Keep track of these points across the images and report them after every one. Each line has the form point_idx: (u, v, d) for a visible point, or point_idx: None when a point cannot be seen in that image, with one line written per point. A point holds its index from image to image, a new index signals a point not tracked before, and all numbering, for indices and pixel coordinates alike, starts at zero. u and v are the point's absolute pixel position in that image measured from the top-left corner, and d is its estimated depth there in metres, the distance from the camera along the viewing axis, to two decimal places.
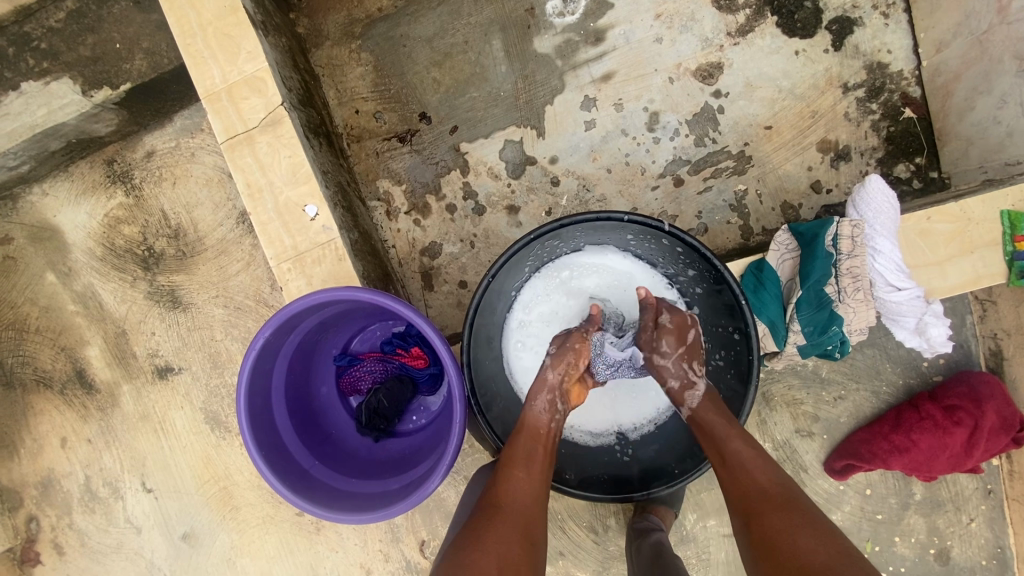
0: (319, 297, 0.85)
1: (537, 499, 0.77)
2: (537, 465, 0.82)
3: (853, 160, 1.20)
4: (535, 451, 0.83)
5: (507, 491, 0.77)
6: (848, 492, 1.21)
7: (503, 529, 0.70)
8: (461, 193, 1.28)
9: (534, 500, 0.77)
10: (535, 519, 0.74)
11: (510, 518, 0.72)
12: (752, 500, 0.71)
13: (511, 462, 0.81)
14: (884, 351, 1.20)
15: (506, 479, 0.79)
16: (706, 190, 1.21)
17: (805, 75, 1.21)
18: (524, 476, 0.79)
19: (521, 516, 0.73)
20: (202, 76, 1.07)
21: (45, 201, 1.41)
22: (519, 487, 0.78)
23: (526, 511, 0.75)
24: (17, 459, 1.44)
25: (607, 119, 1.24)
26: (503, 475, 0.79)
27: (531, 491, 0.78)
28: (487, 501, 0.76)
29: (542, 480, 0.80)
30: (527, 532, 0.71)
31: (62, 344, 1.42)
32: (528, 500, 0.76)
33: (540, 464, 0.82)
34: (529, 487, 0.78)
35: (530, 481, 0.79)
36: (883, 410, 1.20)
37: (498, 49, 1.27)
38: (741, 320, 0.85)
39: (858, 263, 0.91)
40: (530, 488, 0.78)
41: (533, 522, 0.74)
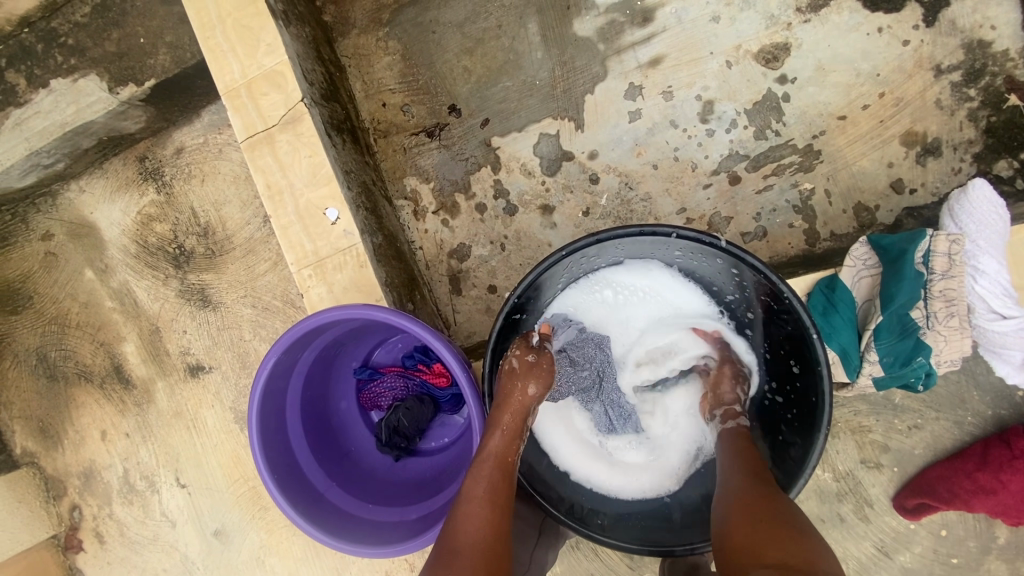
0: (335, 314, 0.80)
1: (501, 536, 0.68)
2: (483, 481, 0.72)
3: (943, 155, 1.03)
4: (496, 482, 0.72)
5: (465, 530, 0.68)
6: (920, 532, 1.08)
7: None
8: (492, 192, 1.19)
9: (495, 538, 0.68)
10: (494, 562, 0.65)
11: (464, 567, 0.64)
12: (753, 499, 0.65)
13: (469, 497, 0.71)
14: (972, 377, 1.05)
15: (462, 517, 0.69)
16: (766, 189, 1.08)
17: (889, 55, 1.04)
18: (480, 505, 0.70)
19: (481, 559, 0.65)
20: (221, 72, 1.02)
21: (82, 198, 1.42)
22: (477, 526, 0.68)
23: (487, 553, 0.66)
24: (60, 449, 1.47)
25: (654, 109, 1.12)
26: (458, 512, 0.70)
27: (492, 528, 0.68)
28: (443, 544, 0.68)
29: (505, 513, 0.70)
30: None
31: (100, 339, 1.44)
32: (486, 538, 0.67)
33: (500, 495, 0.71)
34: (487, 523, 0.68)
35: (490, 517, 0.69)
36: (966, 443, 1.05)
37: (534, 34, 1.16)
38: (809, 356, 0.73)
39: (954, 285, 0.77)
40: (488, 525, 0.68)
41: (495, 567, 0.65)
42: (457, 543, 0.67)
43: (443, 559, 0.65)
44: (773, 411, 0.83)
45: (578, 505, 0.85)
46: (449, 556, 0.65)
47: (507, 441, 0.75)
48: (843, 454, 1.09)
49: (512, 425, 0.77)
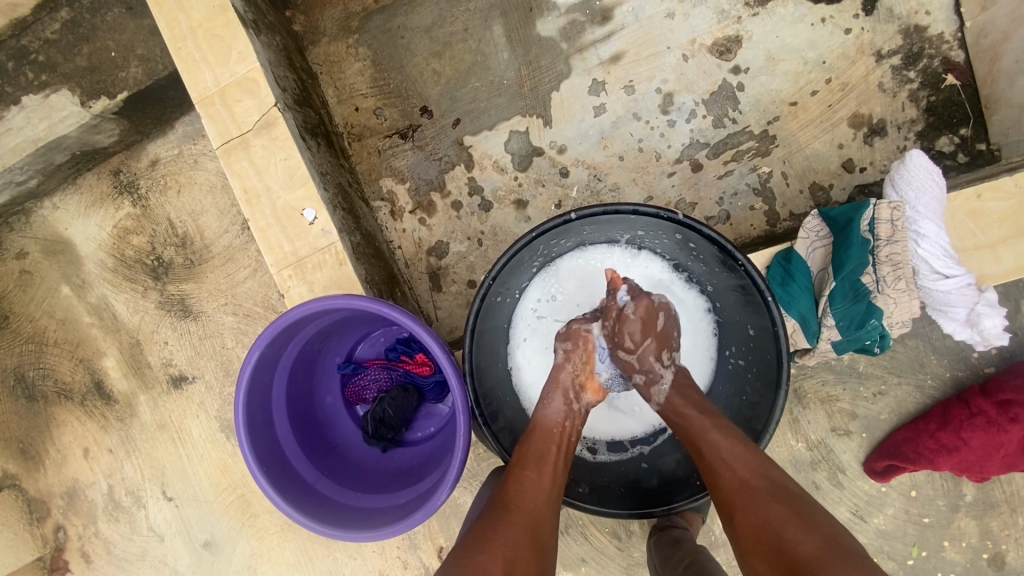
0: (315, 306, 0.82)
1: (552, 500, 0.75)
2: (550, 464, 0.79)
3: (889, 135, 1.10)
4: (549, 451, 0.80)
5: (519, 491, 0.75)
6: (891, 494, 1.13)
7: (511, 531, 0.69)
8: (466, 189, 1.23)
9: (546, 502, 0.75)
10: (544, 523, 0.72)
11: (517, 520, 0.71)
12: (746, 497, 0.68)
13: (523, 462, 0.79)
14: (930, 343, 1.11)
15: (516, 479, 0.76)
16: (727, 174, 1.13)
17: (833, 44, 1.11)
18: (537, 476, 0.77)
19: (532, 517, 0.72)
20: (194, 81, 1.04)
21: (56, 214, 1.42)
22: (532, 487, 0.75)
23: (539, 512, 0.73)
24: (42, 470, 1.45)
25: (617, 103, 1.17)
26: (515, 474, 0.77)
27: (545, 492, 0.75)
28: (499, 499, 0.75)
29: (558, 484, 0.77)
30: (537, 539, 0.70)
31: (80, 356, 1.43)
32: (542, 501, 0.75)
33: (554, 464, 0.79)
34: (544, 490, 0.76)
35: (543, 482, 0.76)
36: (928, 406, 1.11)
37: (499, 35, 1.21)
38: (767, 317, 0.78)
39: (899, 249, 0.83)
40: (543, 488, 0.76)
41: (543, 524, 0.72)
42: (512, 501, 0.74)
43: (498, 513, 0.72)
44: (736, 375, 0.87)
45: None
46: (503, 511, 0.72)
47: (562, 414, 0.85)
48: (815, 424, 1.13)
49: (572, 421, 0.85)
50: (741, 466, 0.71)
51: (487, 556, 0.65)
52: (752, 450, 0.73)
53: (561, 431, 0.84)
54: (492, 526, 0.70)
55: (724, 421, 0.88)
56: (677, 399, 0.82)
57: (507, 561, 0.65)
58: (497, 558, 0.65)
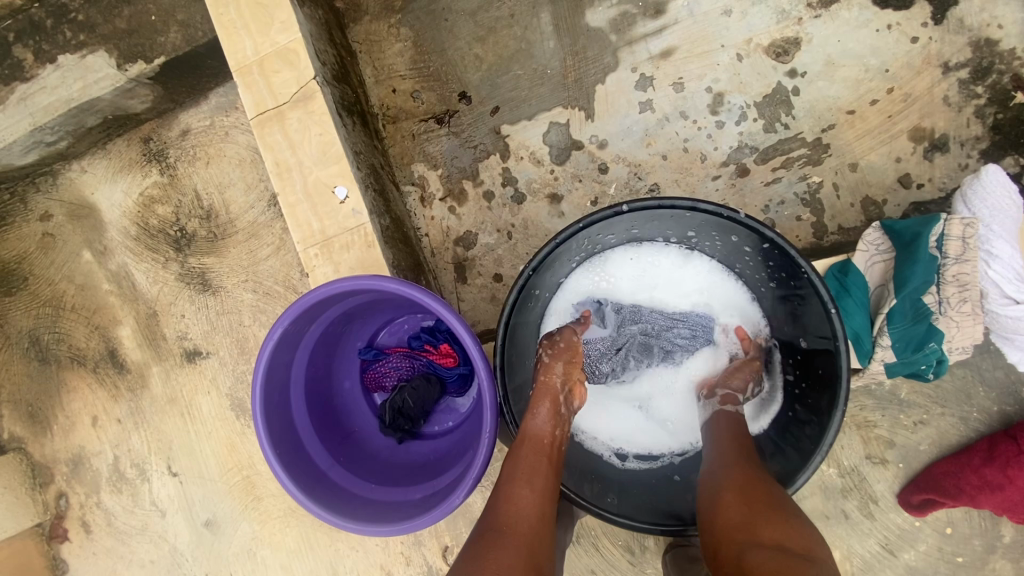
0: (344, 285, 0.79)
1: (545, 519, 0.70)
2: (543, 477, 0.73)
3: (950, 151, 1.04)
4: (539, 465, 0.74)
5: (509, 512, 0.69)
6: (925, 529, 1.07)
7: (504, 558, 0.63)
8: (500, 179, 1.19)
9: (539, 520, 0.69)
10: (538, 545, 0.67)
11: (510, 545, 0.65)
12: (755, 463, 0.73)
13: (513, 478, 0.72)
14: (978, 373, 1.05)
15: (507, 497, 0.70)
16: (774, 181, 1.08)
17: (898, 52, 1.06)
18: (528, 491, 0.71)
19: (525, 540, 0.66)
20: (234, 49, 1.02)
21: (83, 178, 1.40)
22: (523, 507, 0.69)
23: (533, 534, 0.67)
24: (50, 435, 1.44)
25: (664, 100, 1.12)
26: (505, 492, 0.71)
27: (537, 511, 0.70)
28: (488, 521, 0.68)
29: (550, 498, 0.71)
30: (534, 562, 0.64)
31: (96, 323, 1.41)
32: (534, 517, 0.69)
33: (545, 476, 0.73)
34: (535, 505, 0.70)
35: (534, 500, 0.70)
36: (972, 440, 1.05)
37: (546, 23, 1.17)
38: (828, 330, 0.73)
39: (968, 269, 0.77)
40: (534, 507, 0.70)
41: (538, 546, 0.67)
42: (504, 522, 0.68)
43: (489, 536, 0.66)
44: (785, 390, 0.83)
45: (588, 483, 0.83)
46: (493, 535, 0.66)
47: (548, 424, 0.77)
48: (848, 449, 1.08)
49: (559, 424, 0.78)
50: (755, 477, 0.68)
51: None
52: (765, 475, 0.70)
53: (552, 441, 0.76)
54: (482, 553, 0.64)
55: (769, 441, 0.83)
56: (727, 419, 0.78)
57: None
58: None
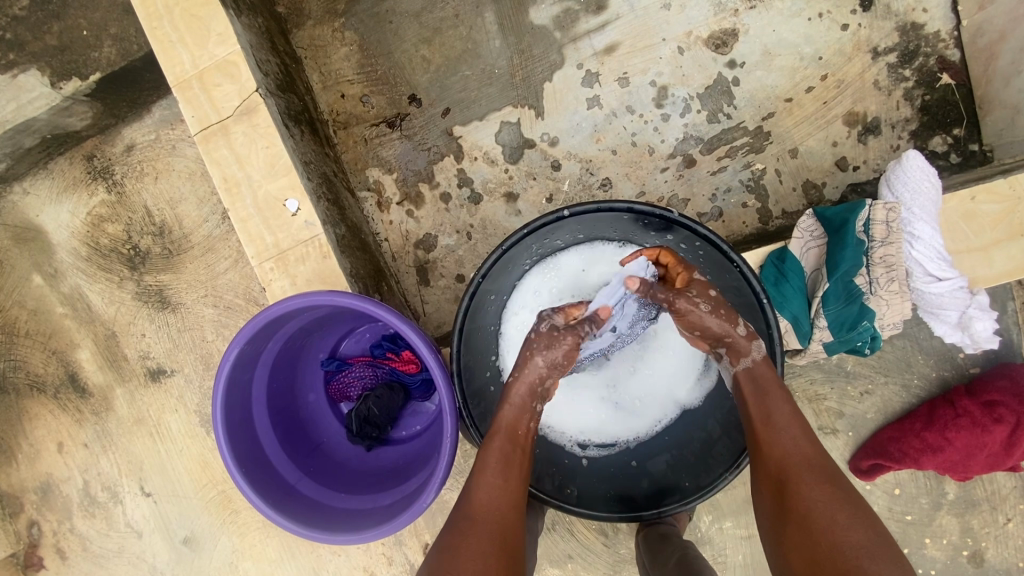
0: (298, 302, 0.80)
1: (516, 505, 0.73)
2: (514, 467, 0.75)
3: (883, 133, 1.09)
4: (511, 454, 0.76)
5: (482, 501, 0.72)
6: (875, 491, 1.13)
7: (476, 546, 0.67)
8: (455, 180, 1.20)
9: (511, 507, 0.72)
10: (509, 532, 0.70)
11: (481, 533, 0.68)
12: (795, 470, 0.67)
13: (485, 468, 0.75)
14: (917, 343, 1.11)
15: (478, 486, 0.73)
16: (720, 170, 1.11)
17: (830, 40, 1.10)
18: (496, 479, 0.73)
19: (498, 529, 0.70)
20: (171, 63, 1.00)
21: (27, 200, 1.36)
22: (495, 495, 0.73)
23: (505, 520, 0.71)
24: (15, 464, 1.39)
25: (611, 95, 1.14)
26: (476, 484, 0.73)
27: (509, 498, 0.73)
28: (461, 510, 0.72)
29: (521, 485, 0.74)
30: (503, 549, 0.67)
31: (53, 347, 1.37)
32: (505, 507, 0.72)
33: (517, 466, 0.76)
34: (505, 494, 0.73)
35: (506, 489, 0.73)
36: (914, 405, 1.12)
37: (491, 22, 1.17)
38: (762, 320, 0.78)
39: (893, 251, 0.84)
40: (506, 495, 0.73)
41: (510, 533, 0.70)
42: (475, 511, 0.71)
43: (461, 525, 0.70)
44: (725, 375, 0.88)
45: (548, 478, 0.89)
46: (466, 523, 0.70)
47: (520, 412, 0.79)
48: None
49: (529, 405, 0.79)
50: (797, 429, 0.70)
51: None
52: (802, 422, 0.71)
53: (524, 430, 0.78)
54: (455, 543, 0.67)
55: (715, 426, 0.87)
56: (764, 370, 0.75)
57: None
58: None
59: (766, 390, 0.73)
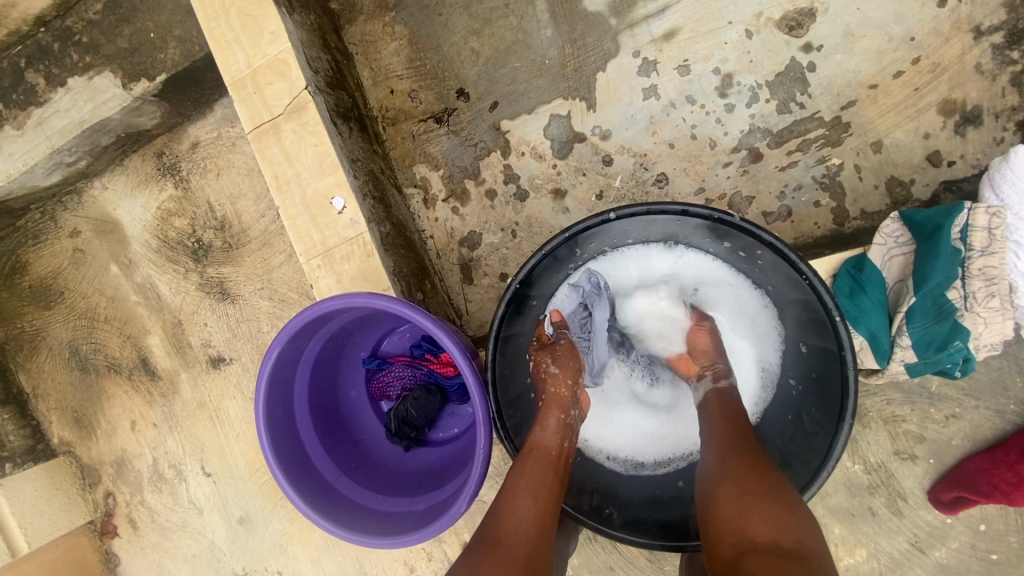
0: (338, 303, 0.79)
1: (545, 533, 0.68)
2: (545, 490, 0.72)
3: (986, 124, 0.95)
4: (544, 476, 0.73)
5: (510, 521, 0.68)
6: (959, 527, 1.01)
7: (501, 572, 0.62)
8: (502, 176, 1.16)
9: (539, 533, 0.68)
10: (537, 557, 0.66)
11: (508, 558, 0.64)
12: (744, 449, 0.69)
13: (515, 486, 0.71)
14: (1019, 363, 0.98)
15: (507, 507, 0.69)
16: (790, 165, 1.01)
17: (925, 17, 0.97)
18: (524, 499, 0.70)
19: (523, 553, 0.65)
20: (227, 62, 1.02)
21: (105, 195, 1.45)
22: (523, 520, 0.68)
23: (531, 547, 0.66)
24: (95, 439, 1.50)
25: (669, 85, 1.07)
26: (505, 504, 0.70)
27: (537, 523, 0.69)
28: (486, 531, 0.68)
29: (552, 510, 0.71)
30: None
31: (127, 332, 1.46)
32: (533, 530, 0.68)
33: (549, 490, 0.72)
34: (534, 516, 0.69)
35: (536, 511, 0.70)
36: (1011, 434, 0.98)
37: (542, 11, 1.12)
38: (832, 339, 0.70)
39: (994, 262, 0.74)
40: (536, 522, 0.69)
41: (538, 561, 0.66)
42: (503, 534, 0.67)
43: (487, 547, 0.65)
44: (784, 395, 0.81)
45: (586, 497, 0.84)
46: (492, 546, 0.66)
47: (558, 434, 0.77)
48: (875, 446, 1.02)
49: (566, 426, 0.78)
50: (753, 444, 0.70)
51: None
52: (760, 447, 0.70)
53: (558, 452, 0.76)
54: (480, 562, 0.63)
55: (774, 451, 0.80)
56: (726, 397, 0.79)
57: None
58: None
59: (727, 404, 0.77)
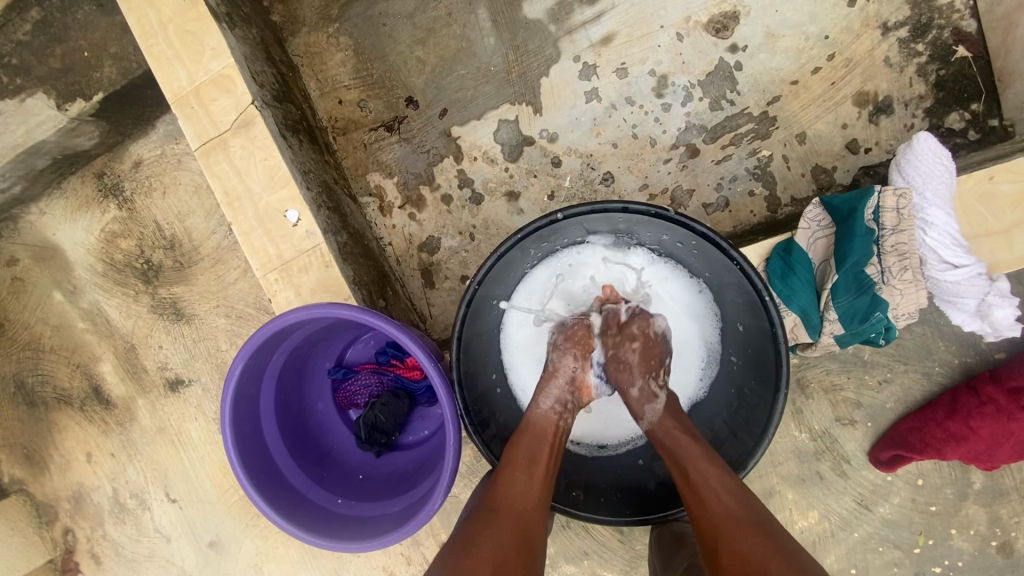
0: (299, 315, 0.80)
1: (541, 501, 0.74)
2: (543, 465, 0.76)
3: (895, 113, 1.04)
4: (540, 451, 0.77)
5: (506, 492, 0.73)
6: (897, 483, 1.10)
7: (498, 535, 0.67)
8: (456, 181, 1.19)
9: (536, 502, 0.73)
10: (534, 523, 0.71)
11: (506, 523, 0.69)
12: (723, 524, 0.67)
13: (513, 461, 0.76)
14: (938, 329, 1.08)
15: (504, 478, 0.74)
16: (725, 158, 1.08)
17: (836, 18, 1.05)
18: (522, 471, 0.75)
19: (519, 518, 0.71)
20: (168, 80, 1.00)
21: (44, 220, 1.39)
22: (520, 490, 0.73)
23: (528, 514, 0.71)
24: (48, 474, 1.44)
25: (610, 87, 1.12)
26: (506, 475, 0.75)
27: (534, 494, 0.74)
28: (485, 500, 0.73)
29: (549, 483, 0.75)
30: (525, 540, 0.68)
31: (77, 361, 1.41)
32: (531, 501, 0.73)
33: (546, 464, 0.76)
34: (531, 488, 0.74)
35: (533, 483, 0.74)
36: (936, 393, 1.08)
37: (484, 19, 1.16)
38: (765, 319, 0.78)
39: (904, 239, 0.81)
40: (532, 491, 0.73)
41: (533, 528, 0.71)
42: (501, 503, 0.72)
43: (487, 513, 0.71)
44: (727, 372, 0.87)
45: (554, 482, 0.88)
46: (490, 512, 0.71)
47: (552, 413, 0.81)
48: (819, 414, 1.10)
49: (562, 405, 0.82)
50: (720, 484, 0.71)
51: (475, 559, 0.64)
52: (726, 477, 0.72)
53: (555, 431, 0.80)
54: (480, 527, 0.68)
55: (722, 425, 0.86)
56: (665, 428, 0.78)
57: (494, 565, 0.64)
58: (484, 560, 0.64)
59: (678, 445, 0.76)
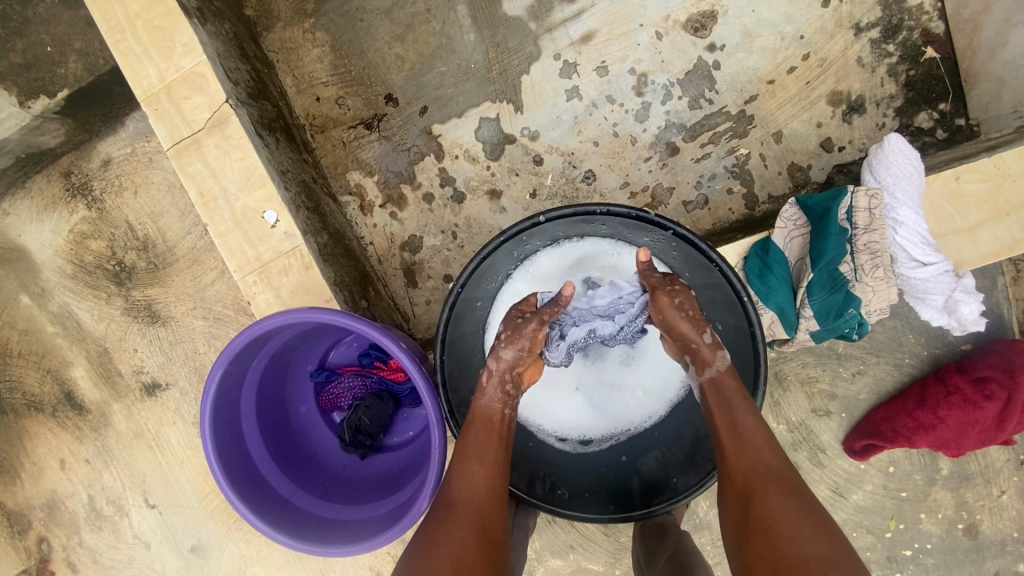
0: (280, 321, 0.80)
1: (494, 490, 0.73)
2: (492, 454, 0.76)
3: (868, 112, 1.07)
4: (489, 442, 0.77)
5: (461, 488, 0.72)
6: (870, 471, 1.14)
7: (456, 530, 0.65)
8: (437, 180, 1.18)
9: (490, 493, 0.72)
10: (490, 515, 0.70)
11: (462, 519, 0.67)
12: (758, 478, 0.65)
13: (464, 455, 0.75)
14: (908, 322, 1.11)
15: (458, 474, 0.73)
16: (703, 157, 1.10)
17: (811, 18, 1.07)
18: (474, 464, 0.74)
19: (476, 512, 0.69)
20: (137, 77, 0.97)
21: (8, 220, 1.34)
22: (474, 482, 0.72)
23: (484, 507, 0.70)
24: (20, 483, 1.40)
25: (590, 86, 1.12)
26: (456, 472, 0.74)
27: (488, 485, 0.73)
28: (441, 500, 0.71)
29: (502, 471, 0.75)
30: (484, 532, 0.67)
31: (47, 366, 1.37)
32: (485, 493, 0.72)
33: (496, 453, 0.76)
34: (485, 479, 0.73)
35: (486, 474, 0.74)
36: (906, 384, 1.12)
37: (464, 16, 1.15)
38: (744, 317, 0.80)
39: (876, 238, 0.83)
40: (484, 482, 0.73)
41: (490, 519, 0.69)
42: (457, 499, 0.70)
43: (443, 512, 0.69)
44: None
45: (540, 482, 0.90)
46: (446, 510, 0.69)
47: (494, 401, 0.81)
48: (795, 406, 1.14)
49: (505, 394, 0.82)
50: (764, 449, 0.68)
51: (434, 561, 0.61)
52: (773, 446, 0.69)
53: (500, 420, 0.80)
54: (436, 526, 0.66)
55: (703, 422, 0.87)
56: (727, 379, 0.76)
57: (455, 563, 0.61)
58: (446, 561, 0.61)
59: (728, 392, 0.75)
